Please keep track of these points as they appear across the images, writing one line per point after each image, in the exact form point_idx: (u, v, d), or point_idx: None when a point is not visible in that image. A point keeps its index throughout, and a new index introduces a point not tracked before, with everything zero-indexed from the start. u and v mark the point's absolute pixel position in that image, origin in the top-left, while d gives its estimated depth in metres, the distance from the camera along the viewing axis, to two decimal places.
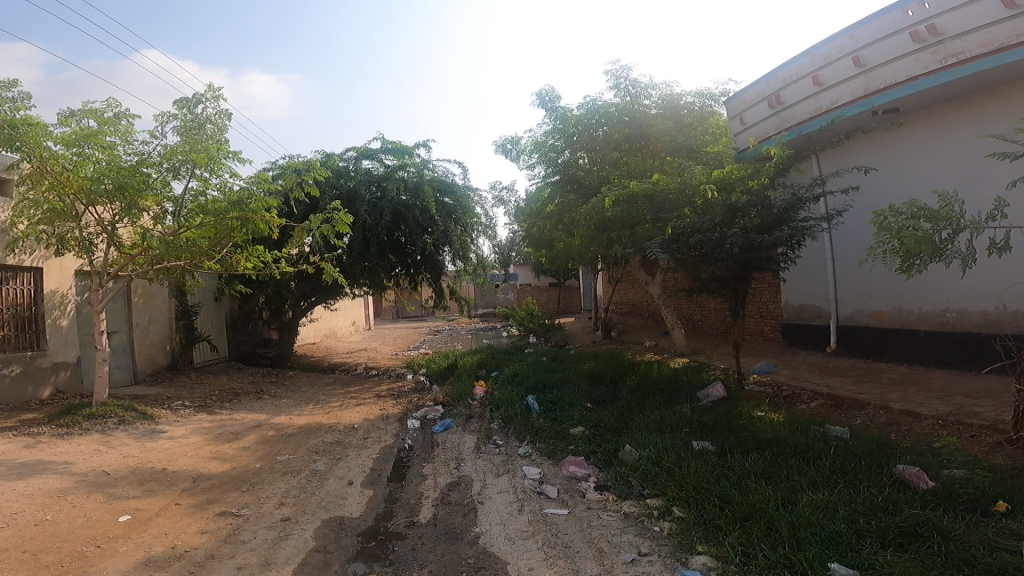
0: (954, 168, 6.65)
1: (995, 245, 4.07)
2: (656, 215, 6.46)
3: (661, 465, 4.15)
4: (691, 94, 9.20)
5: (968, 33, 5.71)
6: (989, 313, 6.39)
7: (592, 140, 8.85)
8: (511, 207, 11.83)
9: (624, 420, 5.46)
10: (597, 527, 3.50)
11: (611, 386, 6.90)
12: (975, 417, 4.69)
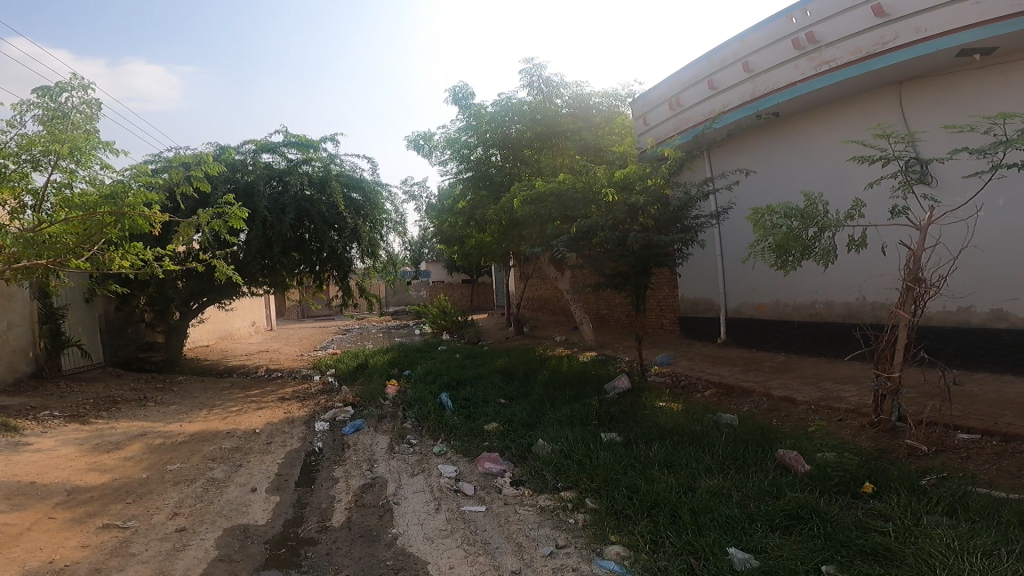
0: (822, 171, 7.22)
1: (854, 243, 4.44)
2: (563, 214, 6.57)
3: (572, 458, 4.25)
4: (598, 94, 9.36)
5: (841, 41, 6.22)
6: (851, 305, 6.98)
7: (504, 137, 8.85)
8: (423, 204, 11.69)
9: (536, 415, 5.52)
10: (514, 522, 3.53)
11: (523, 381, 6.96)
12: (841, 401, 5.14)
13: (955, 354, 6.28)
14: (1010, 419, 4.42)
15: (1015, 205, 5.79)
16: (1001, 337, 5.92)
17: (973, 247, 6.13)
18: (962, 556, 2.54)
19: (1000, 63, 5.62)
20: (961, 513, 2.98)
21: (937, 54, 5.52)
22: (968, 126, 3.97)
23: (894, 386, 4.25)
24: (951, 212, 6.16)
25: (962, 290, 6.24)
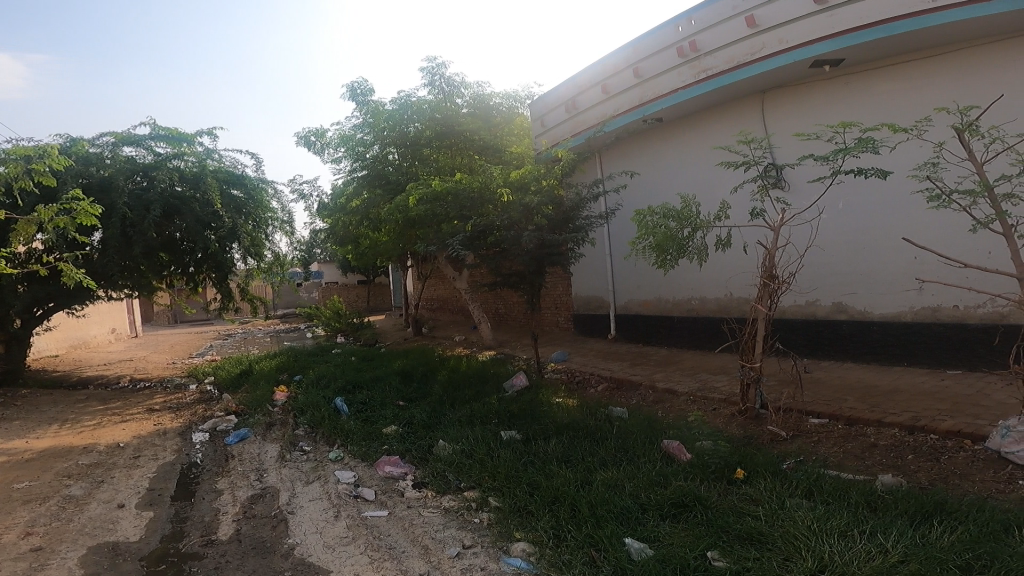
0: (696, 175, 7.67)
1: (722, 243, 4.75)
2: (460, 213, 6.52)
3: (473, 457, 4.25)
4: (498, 96, 9.56)
5: (717, 51, 6.66)
6: (720, 300, 7.47)
7: (403, 136, 8.70)
8: (314, 204, 11.23)
9: (436, 416, 5.46)
10: (419, 525, 3.48)
11: (422, 382, 6.88)
12: (716, 391, 5.49)
13: (806, 345, 6.88)
14: (852, 403, 4.90)
15: (851, 208, 6.43)
16: (843, 329, 6.56)
17: (818, 246, 6.76)
18: (823, 536, 2.76)
19: (845, 77, 6.24)
20: (817, 495, 3.26)
21: (797, 65, 6.04)
22: (815, 134, 4.33)
23: (756, 375, 4.59)
24: (800, 214, 6.76)
25: (809, 286, 6.87)
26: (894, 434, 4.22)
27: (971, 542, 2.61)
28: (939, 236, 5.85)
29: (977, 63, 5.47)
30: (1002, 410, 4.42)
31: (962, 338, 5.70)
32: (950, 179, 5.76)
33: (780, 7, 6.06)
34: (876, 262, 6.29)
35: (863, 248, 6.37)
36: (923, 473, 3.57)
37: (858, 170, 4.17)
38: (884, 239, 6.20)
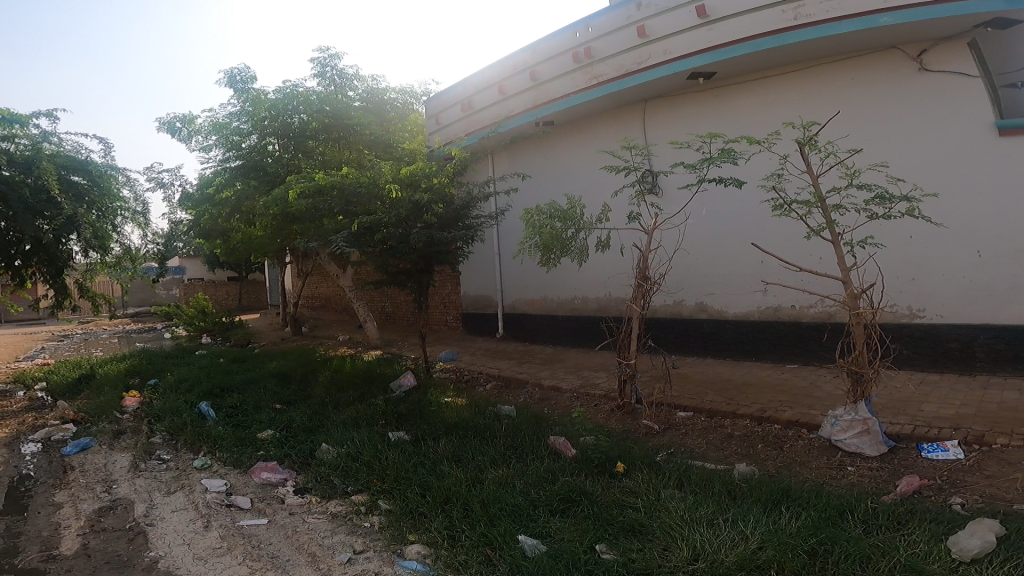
0: (581, 178, 7.92)
1: (604, 245, 4.92)
2: (345, 208, 6.25)
3: (360, 460, 4.14)
4: (394, 91, 9.36)
5: (608, 58, 6.93)
6: (601, 300, 7.75)
7: (286, 127, 8.31)
8: (175, 195, 10.48)
9: (317, 419, 5.26)
10: (304, 532, 3.34)
11: (302, 383, 6.61)
12: (597, 388, 5.69)
13: (674, 342, 7.28)
14: (713, 397, 5.26)
15: (712, 214, 6.88)
16: (704, 327, 7.00)
17: (684, 249, 7.16)
18: (695, 526, 2.93)
19: (721, 88, 6.70)
20: (687, 484, 3.46)
21: (676, 76, 6.42)
22: (685, 142, 4.56)
23: (631, 371, 4.81)
24: (669, 218, 7.14)
25: (676, 287, 7.25)
26: (747, 425, 4.57)
27: (815, 527, 2.86)
28: (784, 244, 6.37)
29: (827, 81, 6.08)
30: (832, 400, 4.94)
31: (801, 336, 6.28)
32: (792, 189, 6.33)
33: (668, 19, 6.40)
34: (733, 265, 6.76)
35: (722, 251, 6.83)
36: (771, 461, 3.89)
37: (719, 178, 4.42)
38: (740, 244, 6.68)
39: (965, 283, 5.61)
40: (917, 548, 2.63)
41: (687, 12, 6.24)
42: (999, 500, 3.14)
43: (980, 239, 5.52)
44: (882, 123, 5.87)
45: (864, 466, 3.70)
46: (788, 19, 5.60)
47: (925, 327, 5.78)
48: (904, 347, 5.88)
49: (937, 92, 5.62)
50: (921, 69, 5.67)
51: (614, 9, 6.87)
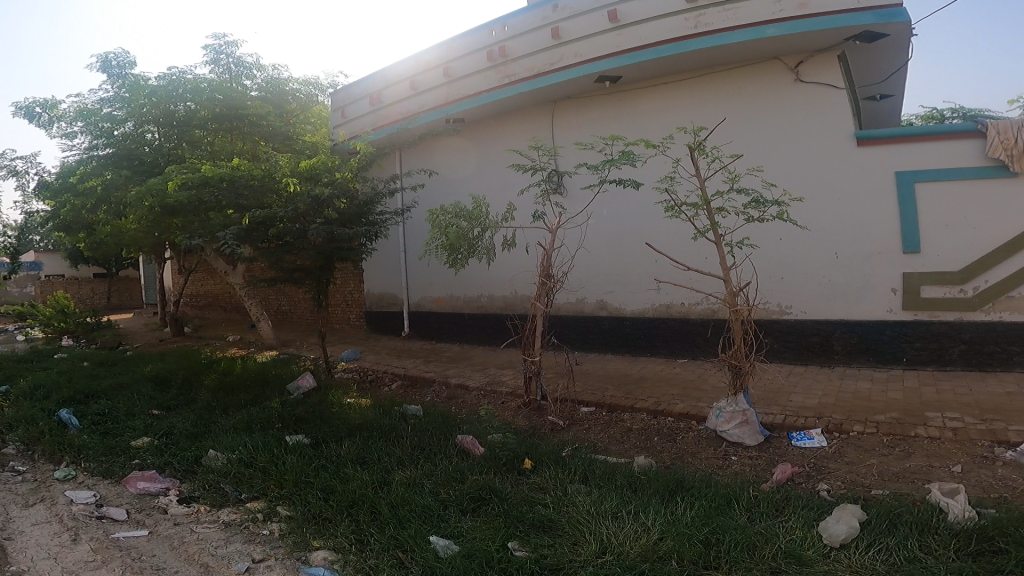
0: (487, 177, 7.96)
1: (509, 244, 4.95)
2: (234, 201, 6.07)
3: (254, 465, 3.97)
4: (295, 81, 9.11)
5: (521, 58, 6.99)
6: (508, 298, 7.82)
7: (169, 114, 7.79)
8: (29, 183, 9.67)
9: (203, 424, 4.99)
10: (192, 542, 3.17)
11: (184, 387, 6.25)
12: (504, 386, 5.74)
13: (576, 339, 7.44)
14: (612, 392, 5.42)
15: (612, 214, 7.10)
16: (604, 324, 7.20)
17: (585, 249, 7.33)
18: (599, 519, 3.01)
19: (625, 92, 6.91)
20: (592, 478, 3.55)
21: (585, 79, 6.58)
22: (588, 144, 4.66)
23: (536, 368, 4.87)
24: (572, 218, 7.29)
25: (578, 284, 7.41)
26: (643, 419, 4.75)
27: (706, 516, 3.00)
28: (674, 243, 6.71)
29: (717, 89, 6.45)
30: (716, 392, 5.27)
31: (689, 331, 6.64)
32: (683, 192, 6.66)
33: (581, 22, 6.53)
34: (629, 264, 7.01)
35: (619, 250, 7.08)
36: (665, 453, 4.07)
37: (619, 179, 4.53)
38: (637, 244, 6.95)
39: (825, 283, 6.12)
40: (793, 534, 2.81)
41: (599, 16, 6.41)
42: (861, 485, 3.43)
43: (838, 241, 6.05)
44: (763, 131, 6.29)
45: (745, 455, 3.94)
46: (690, 27, 5.87)
47: (793, 323, 6.28)
48: (775, 342, 6.35)
49: (809, 103, 6.08)
50: (797, 80, 6.11)
51: (531, 10, 6.94)
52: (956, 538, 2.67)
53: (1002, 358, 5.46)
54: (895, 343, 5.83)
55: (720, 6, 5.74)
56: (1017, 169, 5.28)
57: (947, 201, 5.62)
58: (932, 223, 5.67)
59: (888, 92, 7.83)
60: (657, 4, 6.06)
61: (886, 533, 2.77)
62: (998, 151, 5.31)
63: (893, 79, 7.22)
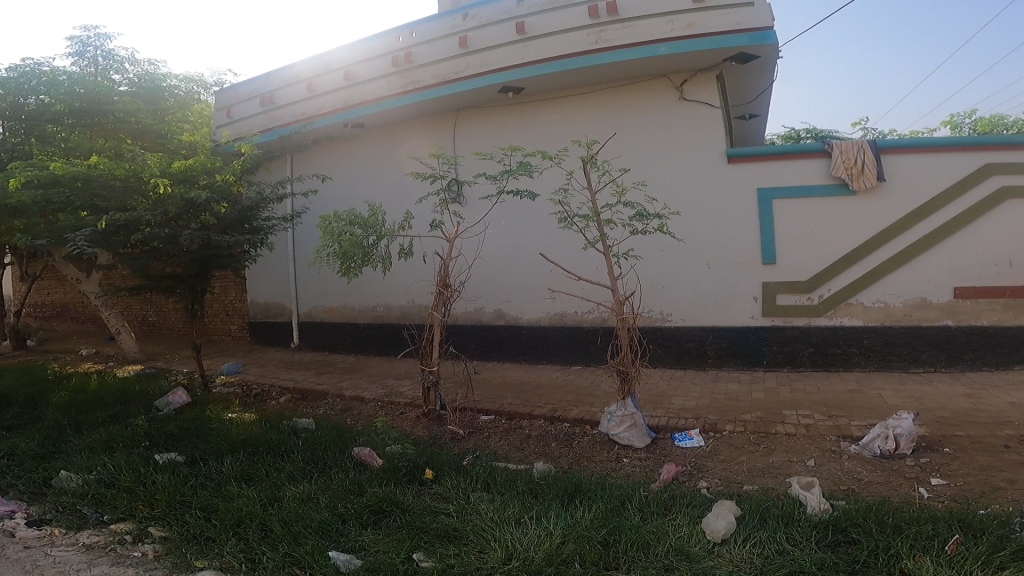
0: (385, 185, 7.85)
1: (405, 253, 4.89)
2: (88, 202, 5.64)
3: (117, 487, 3.68)
4: (174, 77, 8.59)
5: (427, 65, 6.94)
6: (405, 307, 7.72)
7: (18, 108, 7.17)
8: None
9: (52, 445, 4.56)
10: (48, 566, 2.90)
11: (29, 406, 5.68)
12: (402, 396, 5.66)
13: (475, 348, 7.45)
14: (511, 399, 5.47)
15: (508, 224, 7.20)
16: (503, 332, 7.25)
17: (482, 258, 7.37)
18: (502, 526, 3.03)
19: (526, 104, 7.02)
20: (494, 486, 3.55)
21: (489, 89, 6.65)
22: (486, 154, 4.69)
23: (435, 378, 4.82)
24: (470, 227, 7.33)
25: (475, 294, 7.42)
26: (540, 425, 4.83)
27: (602, 518, 3.08)
28: (565, 253, 6.92)
29: (610, 105, 6.71)
30: (607, 397, 5.45)
31: (582, 339, 6.84)
32: (575, 203, 6.86)
33: (489, 33, 6.61)
34: (523, 273, 7.13)
35: (513, 260, 7.19)
36: (563, 458, 4.15)
37: (516, 190, 4.60)
38: (531, 253, 7.09)
39: (700, 292, 6.48)
40: (681, 531, 2.94)
41: (507, 27, 6.51)
42: (734, 482, 3.65)
43: (712, 253, 6.44)
44: (649, 146, 6.61)
45: (636, 457, 4.09)
46: (590, 42, 6.11)
47: (673, 330, 6.58)
48: (658, 348, 6.64)
49: (691, 120, 6.44)
50: (682, 97, 6.45)
51: (440, 18, 6.95)
52: (817, 530, 2.88)
53: (843, 359, 6.11)
54: (759, 347, 6.30)
55: (620, 23, 6.01)
56: (858, 186, 5.94)
57: (804, 217, 6.19)
58: (790, 237, 6.22)
59: (755, 113, 8.46)
60: (562, 18, 6.25)
61: (759, 528, 2.95)
62: (841, 170, 5.96)
63: (760, 100, 7.82)
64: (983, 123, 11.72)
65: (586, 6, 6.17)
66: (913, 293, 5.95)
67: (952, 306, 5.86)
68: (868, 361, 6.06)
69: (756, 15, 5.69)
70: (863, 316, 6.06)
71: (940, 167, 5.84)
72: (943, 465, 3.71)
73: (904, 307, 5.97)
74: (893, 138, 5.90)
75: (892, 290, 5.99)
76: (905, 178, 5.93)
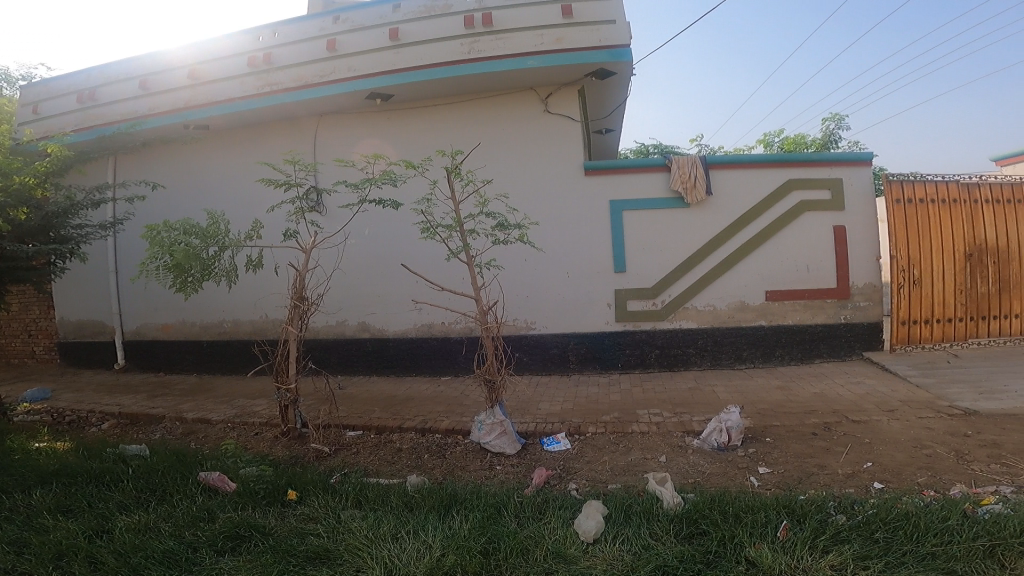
0: (230, 192, 7.43)
1: (253, 264, 4.60)
2: None
3: None
4: None
5: (286, 68, 6.64)
6: (256, 322, 7.34)
7: None
8: None
9: None
10: None
11: None
12: (254, 416, 5.36)
13: (338, 363, 7.15)
14: (378, 414, 5.35)
15: (371, 234, 7.04)
16: (367, 346, 7.05)
17: (341, 269, 7.13)
18: (379, 543, 2.94)
19: (391, 112, 6.94)
20: (365, 504, 3.44)
21: (356, 94, 6.50)
22: (347, 161, 4.54)
23: (293, 396, 4.60)
24: (330, 237, 7.08)
25: (336, 307, 7.15)
26: (412, 437, 4.76)
27: (480, 527, 3.08)
28: (428, 263, 6.93)
29: (472, 114, 6.80)
30: (479, 407, 5.48)
31: (449, 348, 6.85)
32: (439, 214, 6.87)
33: (357, 38, 6.50)
34: (385, 284, 7.01)
35: (375, 270, 7.04)
36: (439, 469, 4.10)
37: (378, 199, 4.50)
38: (393, 264, 7.01)
39: (562, 301, 6.68)
40: (556, 534, 3.00)
41: (379, 33, 6.43)
42: (599, 482, 3.80)
43: (569, 262, 6.67)
44: (510, 156, 6.75)
45: (508, 464, 4.13)
46: (464, 52, 6.16)
47: (537, 338, 6.72)
48: (523, 355, 6.73)
49: (551, 132, 6.66)
50: (547, 110, 6.66)
51: (306, 20, 6.73)
52: (675, 523, 3.05)
53: (682, 359, 6.60)
54: (613, 352, 6.63)
55: (493, 35, 6.13)
56: (690, 200, 6.47)
57: (647, 227, 6.60)
58: (637, 246, 6.61)
59: (611, 128, 8.91)
60: (436, 27, 6.28)
61: (623, 525, 3.07)
62: (677, 184, 6.47)
63: (616, 115, 8.20)
64: (789, 142, 13.16)
65: (462, 16, 6.24)
66: (734, 297, 6.58)
67: (765, 308, 6.57)
68: (703, 360, 6.60)
69: (616, 32, 5.99)
70: (696, 318, 6.60)
71: (758, 183, 6.52)
72: (767, 455, 4.12)
73: (728, 309, 6.59)
74: (721, 154, 6.50)
75: (718, 294, 6.59)
76: (728, 192, 6.54)
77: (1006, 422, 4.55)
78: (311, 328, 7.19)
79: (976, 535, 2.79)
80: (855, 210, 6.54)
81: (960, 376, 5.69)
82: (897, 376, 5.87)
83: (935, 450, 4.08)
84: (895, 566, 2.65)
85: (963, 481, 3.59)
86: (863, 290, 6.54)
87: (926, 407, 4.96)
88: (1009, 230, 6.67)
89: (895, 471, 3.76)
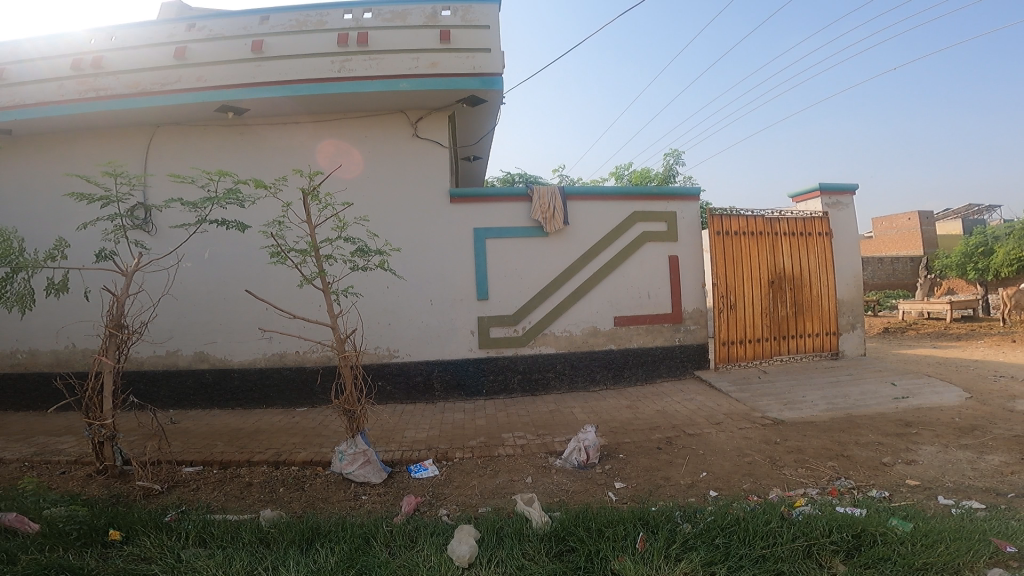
0: (33, 205, 6.66)
1: (54, 287, 4.11)
2: None
3: None
4: None
5: (120, 73, 6.13)
6: (59, 353, 6.60)
7: None
8: None
9: None
10: None
11: None
12: (60, 454, 4.80)
13: (169, 397, 6.54)
14: (222, 448, 4.98)
15: (211, 256, 6.64)
16: (205, 377, 6.54)
17: (171, 295, 6.63)
18: None
19: (240, 128, 6.62)
20: (209, 541, 3.17)
21: (203, 105, 6.11)
22: (185, 177, 4.19)
23: (109, 432, 4.09)
24: (157, 259, 6.57)
25: (166, 336, 6.59)
26: (263, 471, 4.47)
27: (349, 559, 2.94)
28: (275, 289, 6.61)
29: (325, 133, 6.64)
30: (339, 437, 5.26)
31: (304, 379, 6.54)
32: (290, 237, 6.62)
33: (209, 48, 6.18)
34: (228, 311, 6.60)
35: (216, 295, 6.62)
36: (296, 502, 3.87)
37: (220, 220, 4.20)
38: (233, 289, 6.63)
39: (422, 329, 6.60)
40: (430, 561, 2.91)
41: (241, 44, 6.18)
42: (470, 506, 3.77)
43: (430, 289, 6.62)
44: (372, 180, 6.63)
45: (374, 493, 3.99)
46: (334, 70, 6.05)
47: (400, 366, 6.56)
48: (386, 384, 6.53)
49: (419, 157, 6.66)
50: (416, 134, 6.65)
51: (153, 25, 6.28)
52: (544, 542, 3.08)
53: (544, 383, 6.75)
54: (476, 378, 6.64)
55: (366, 55, 6.08)
56: (550, 229, 6.69)
57: (506, 254, 6.73)
58: (497, 273, 6.71)
59: (478, 155, 9.05)
60: (305, 42, 6.14)
61: (497, 547, 3.06)
62: (538, 214, 6.68)
63: (485, 142, 8.32)
64: (636, 175, 14.05)
65: (336, 34, 6.15)
66: (588, 322, 6.85)
67: (613, 332, 6.90)
68: (561, 383, 6.78)
69: (489, 60, 6.12)
70: (554, 343, 6.78)
71: (607, 214, 6.90)
72: (622, 469, 4.30)
73: (582, 334, 6.84)
74: (578, 186, 6.82)
75: (574, 320, 6.83)
76: (582, 222, 6.86)
77: (806, 429, 5.09)
78: (134, 358, 6.58)
79: (794, 536, 3.04)
80: (686, 242, 7.12)
81: (769, 390, 6.27)
82: (719, 392, 6.38)
83: (755, 457, 4.46)
84: (734, 570, 2.82)
85: (779, 485, 3.94)
86: (690, 314, 7.11)
87: (744, 418, 5.43)
88: (805, 257, 7.49)
89: (725, 479, 4.05)
